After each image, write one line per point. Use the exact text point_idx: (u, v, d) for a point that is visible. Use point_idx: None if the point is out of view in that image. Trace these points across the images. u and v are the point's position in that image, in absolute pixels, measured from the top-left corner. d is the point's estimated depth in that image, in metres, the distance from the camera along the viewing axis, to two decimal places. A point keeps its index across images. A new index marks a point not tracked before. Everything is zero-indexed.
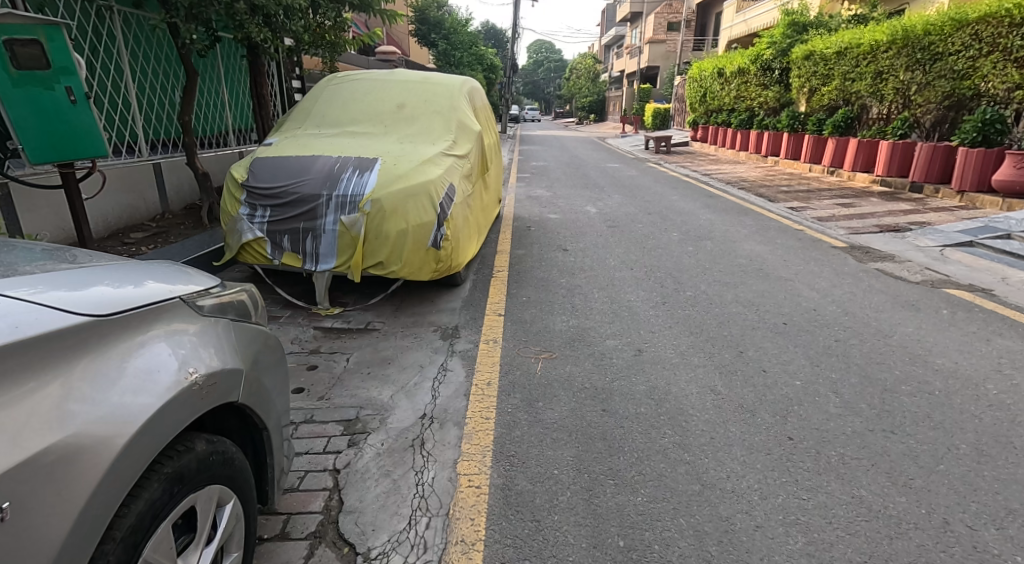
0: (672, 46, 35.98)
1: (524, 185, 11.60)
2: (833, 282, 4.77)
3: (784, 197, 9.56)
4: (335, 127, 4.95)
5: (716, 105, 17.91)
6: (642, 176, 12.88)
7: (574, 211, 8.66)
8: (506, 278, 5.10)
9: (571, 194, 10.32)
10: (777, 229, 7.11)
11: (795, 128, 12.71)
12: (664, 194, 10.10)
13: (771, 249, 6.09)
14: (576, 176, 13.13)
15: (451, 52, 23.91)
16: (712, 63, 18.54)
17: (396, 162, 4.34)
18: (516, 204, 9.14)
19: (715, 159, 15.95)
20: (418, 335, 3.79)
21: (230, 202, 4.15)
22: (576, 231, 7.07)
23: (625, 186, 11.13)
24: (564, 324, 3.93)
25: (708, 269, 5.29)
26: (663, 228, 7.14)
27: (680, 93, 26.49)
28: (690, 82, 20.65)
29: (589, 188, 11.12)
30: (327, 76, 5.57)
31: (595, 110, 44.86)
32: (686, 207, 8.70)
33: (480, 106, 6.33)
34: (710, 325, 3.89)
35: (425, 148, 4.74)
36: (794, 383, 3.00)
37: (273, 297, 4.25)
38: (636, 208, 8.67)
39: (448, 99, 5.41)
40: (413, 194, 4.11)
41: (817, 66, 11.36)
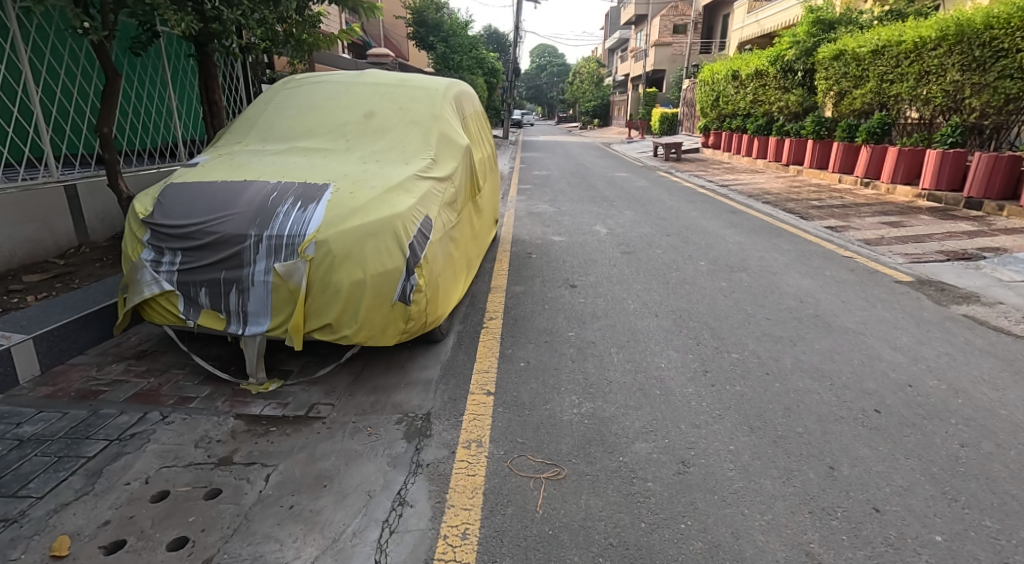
0: (679, 49, 34.99)
1: (526, 199, 10.58)
2: (916, 338, 3.75)
3: (817, 213, 8.52)
4: (283, 142, 3.94)
5: (729, 109, 16.91)
6: (654, 188, 11.85)
7: (582, 230, 7.62)
8: (500, 328, 4.07)
9: (578, 209, 9.29)
10: (821, 255, 6.07)
11: (821, 134, 11.74)
12: (683, 209, 9.07)
13: (821, 284, 5.06)
14: (583, 188, 12.10)
15: (450, 55, 22.98)
16: (725, 65, 17.49)
17: (354, 189, 3.32)
18: (515, 223, 8.13)
19: (731, 167, 14.91)
20: (375, 431, 2.76)
21: (131, 244, 3.14)
22: (585, 258, 6.05)
23: (637, 200, 10.10)
24: (575, 411, 2.90)
25: (753, 314, 4.26)
26: (687, 255, 6.11)
27: (689, 97, 25.50)
28: (701, 86, 19.59)
29: (597, 202, 10.11)
30: (282, 80, 4.56)
31: (599, 114, 43.86)
32: (708, 227, 7.67)
33: (471, 113, 5.31)
34: (774, 412, 2.86)
35: (395, 168, 3.72)
36: (930, 539, 1.97)
37: (190, 368, 3.23)
38: (653, 227, 7.64)
39: (428, 105, 4.39)
40: (374, 233, 3.09)
41: (848, 66, 10.36)
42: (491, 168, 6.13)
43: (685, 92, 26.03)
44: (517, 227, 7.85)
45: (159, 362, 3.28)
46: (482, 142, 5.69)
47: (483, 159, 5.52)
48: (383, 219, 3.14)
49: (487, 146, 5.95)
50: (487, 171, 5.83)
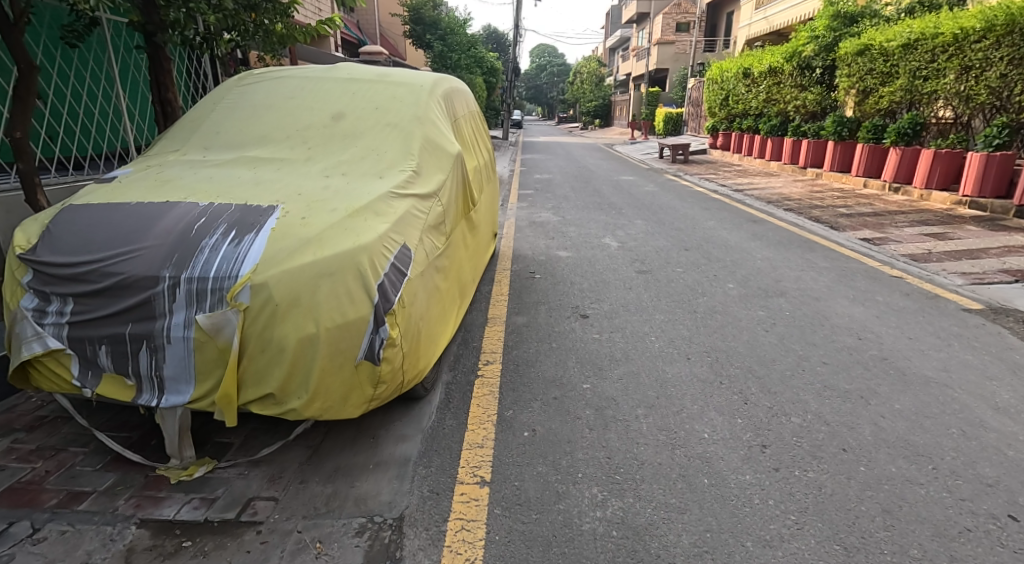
0: (683, 48, 34.29)
1: (528, 206, 9.85)
2: (1016, 391, 3.02)
3: (847, 222, 7.79)
4: (229, 150, 3.19)
5: (739, 109, 16.19)
6: (664, 193, 11.11)
7: (591, 243, 6.88)
8: (498, 378, 3.34)
9: (586, 218, 8.55)
10: (865, 274, 5.35)
11: (843, 135, 11.01)
12: (700, 218, 8.33)
13: (875, 313, 4.33)
14: (587, 193, 11.37)
15: (447, 53, 22.26)
16: (735, 63, 16.75)
17: (310, 212, 2.57)
18: (517, 235, 7.39)
19: (744, 171, 14.18)
20: (325, 549, 2.02)
21: (10, 287, 2.38)
22: (596, 279, 5.33)
23: (648, 208, 9.36)
24: (599, 516, 2.17)
25: (805, 356, 3.52)
26: (713, 276, 5.37)
27: (695, 97, 24.79)
28: (708, 85, 18.85)
29: (605, 209, 9.38)
30: (236, 75, 3.80)
31: (601, 115, 43.11)
32: (730, 240, 6.94)
33: (462, 112, 4.57)
34: (867, 513, 2.13)
35: (366, 183, 2.97)
36: None
37: (93, 447, 2.48)
38: (670, 240, 6.90)
39: (411, 104, 3.65)
40: (332, 273, 2.34)
41: (875, 62, 9.67)
42: (489, 174, 5.41)
43: (690, 92, 25.30)
44: (519, 240, 7.12)
45: (55, 437, 2.54)
46: (478, 147, 4.95)
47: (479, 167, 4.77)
48: (345, 253, 2.40)
49: (483, 149, 5.22)
50: (484, 179, 5.10)
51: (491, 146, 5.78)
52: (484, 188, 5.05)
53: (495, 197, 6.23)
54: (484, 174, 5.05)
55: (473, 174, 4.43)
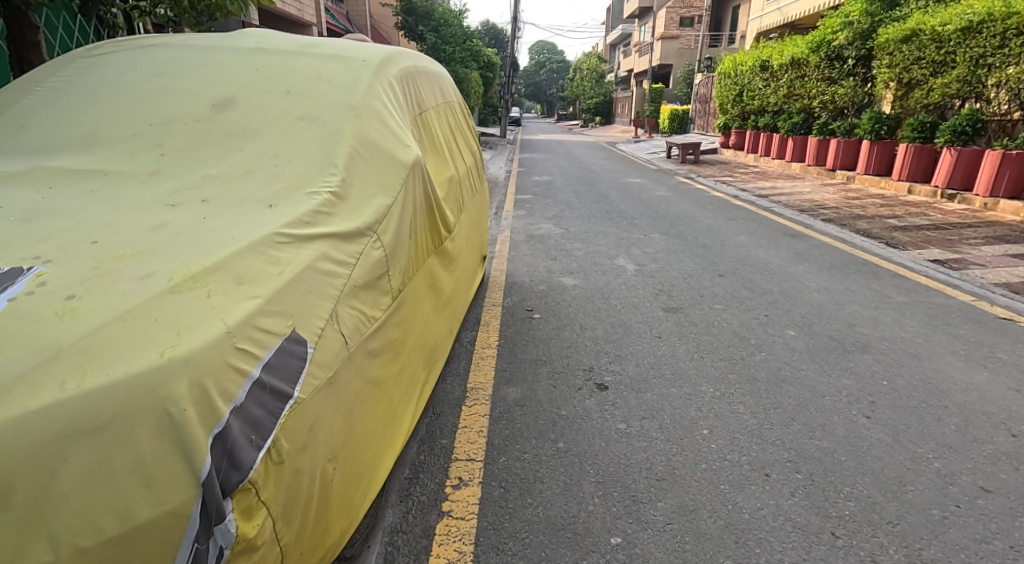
0: (687, 43, 33.02)
1: (527, 215, 8.64)
2: None
3: (904, 237, 6.59)
4: (28, 158, 1.94)
5: (755, 105, 14.99)
6: (679, 201, 9.92)
7: (602, 266, 5.66)
8: (474, 521, 2.12)
9: (593, 231, 7.33)
10: (963, 315, 4.12)
11: (881, 133, 9.81)
12: (727, 233, 7.12)
13: (1009, 382, 3.10)
14: (592, 199, 10.17)
15: (441, 46, 21.03)
16: (751, 55, 15.53)
17: (91, 281, 1.32)
18: (512, 255, 6.17)
19: (764, 173, 12.97)
20: None
21: None
22: (613, 322, 4.11)
23: (663, 218, 8.18)
24: None
25: (947, 474, 2.31)
26: (764, 318, 4.15)
27: (702, 93, 23.56)
28: (720, 79, 17.60)
29: (614, 219, 8.19)
30: (86, 45, 2.56)
31: (601, 112, 41.90)
32: (771, 262, 5.73)
33: (431, 101, 3.34)
34: None
35: (243, 214, 1.72)
36: None
37: None
38: (697, 264, 5.68)
39: (344, 87, 2.40)
40: (97, 427, 1.09)
41: (925, 50, 8.50)
42: (474, 184, 4.19)
43: (697, 88, 24.08)
44: (515, 262, 5.90)
45: None
46: (456, 149, 3.71)
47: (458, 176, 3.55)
48: (135, 379, 1.14)
49: (464, 149, 3.99)
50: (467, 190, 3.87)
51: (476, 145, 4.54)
52: (466, 203, 3.83)
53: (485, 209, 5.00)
54: (466, 182, 3.82)
55: (447, 188, 3.20)
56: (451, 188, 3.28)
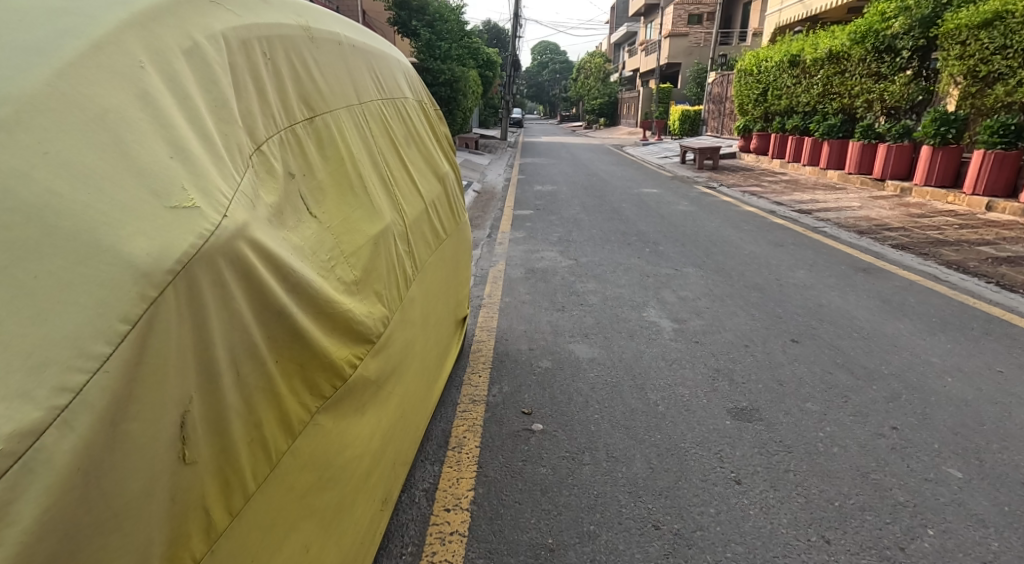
0: (697, 40, 31.55)
1: (528, 238, 7.22)
2: None
3: (1015, 273, 5.13)
4: None
5: (782, 105, 13.57)
6: (706, 219, 8.50)
7: (627, 325, 4.20)
8: None
9: (611, 265, 5.89)
10: None
11: (947, 138, 8.29)
12: (779, 268, 5.67)
13: None
14: (604, 216, 8.76)
15: (436, 42, 19.65)
16: (777, 50, 14.12)
17: None
18: (508, 304, 4.71)
19: (798, 184, 11.52)
20: None
21: None
22: (661, 443, 2.65)
23: (693, 245, 6.74)
24: None
25: None
26: (894, 435, 2.66)
27: (717, 92, 22.08)
28: (739, 77, 16.17)
29: (634, 246, 6.76)
30: None
31: (607, 113, 40.76)
32: (855, 317, 4.26)
33: (342, 93, 1.86)
34: None
35: None
36: None
37: None
38: (756, 320, 4.22)
39: (19, 45, 0.97)
40: None
41: (1013, 35, 7.14)
42: (435, 225, 2.72)
43: (711, 88, 22.58)
44: (510, 316, 4.44)
45: None
46: (397, 175, 2.24)
47: (397, 226, 2.08)
48: None
49: (415, 173, 2.51)
50: (419, 238, 2.40)
51: (443, 159, 3.07)
52: (418, 261, 2.36)
53: (464, 251, 3.54)
54: (416, 228, 2.35)
55: (368, 257, 1.73)
56: (377, 253, 1.81)
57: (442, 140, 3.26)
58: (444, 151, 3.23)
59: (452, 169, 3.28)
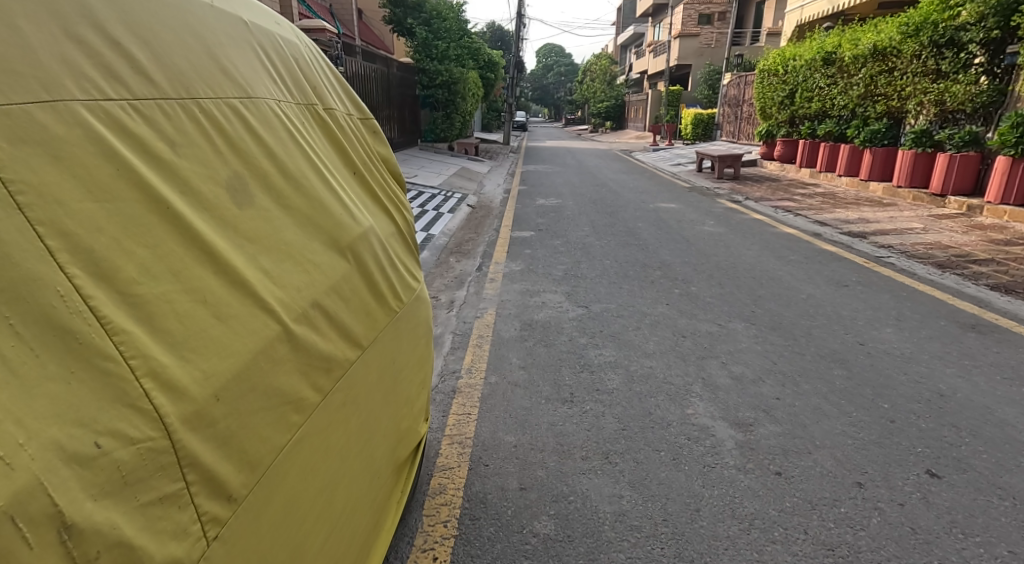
0: (707, 40, 30.24)
1: (527, 272, 5.92)
2: None
3: None
4: None
5: (813, 108, 12.24)
6: (740, 244, 7.16)
7: (667, 436, 2.86)
8: None
9: (633, 318, 4.56)
10: None
11: None
12: (854, 323, 4.32)
13: None
14: (617, 240, 7.43)
15: (432, 41, 18.42)
16: (807, 47, 12.78)
17: None
18: (495, 391, 3.38)
19: (836, 198, 10.16)
20: None
21: None
22: None
23: (732, 285, 5.42)
24: None
25: None
26: None
27: (732, 95, 20.74)
28: (761, 78, 14.83)
29: (658, 286, 5.44)
30: None
31: (612, 116, 39.51)
32: (1003, 421, 2.90)
33: None
34: None
35: None
36: None
37: None
38: (858, 427, 2.87)
39: None
40: None
41: None
42: (328, 344, 1.41)
43: (726, 89, 21.19)
44: (495, 414, 3.11)
45: None
46: (181, 274, 0.99)
47: (133, 440, 0.84)
48: None
49: (264, 249, 1.22)
50: (259, 403, 1.10)
51: (356, 202, 1.75)
52: (253, 465, 1.07)
53: (414, 343, 2.22)
54: (249, 387, 1.06)
55: None
56: None
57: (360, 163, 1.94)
58: (362, 185, 1.90)
59: (378, 216, 1.95)
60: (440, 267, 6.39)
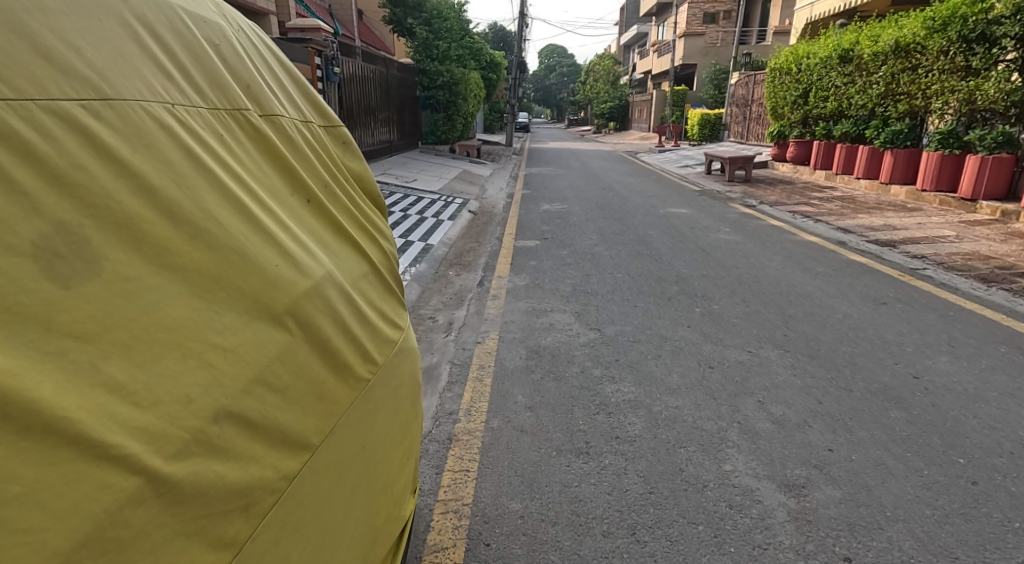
0: (713, 39, 29.68)
1: (532, 288, 5.46)
2: None
3: None
4: None
5: (829, 108, 11.76)
6: (760, 254, 6.68)
7: (704, 502, 2.40)
8: None
9: (651, 343, 4.09)
10: None
11: None
12: (902, 350, 3.84)
13: None
14: (629, 249, 6.96)
15: (433, 41, 17.94)
16: (822, 44, 12.30)
17: None
18: (498, 439, 2.92)
19: (855, 202, 9.67)
20: None
21: None
22: None
23: (757, 302, 4.94)
24: None
25: None
26: None
27: (741, 94, 20.22)
28: (773, 76, 14.34)
29: (676, 304, 4.97)
30: None
31: (616, 117, 39.00)
32: None
33: None
34: None
35: None
36: None
37: None
38: (933, 491, 2.40)
39: None
40: None
41: None
42: (223, 464, 0.96)
43: (734, 88, 20.68)
44: (497, 470, 2.65)
45: None
46: None
47: None
48: None
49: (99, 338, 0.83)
50: None
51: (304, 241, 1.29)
52: None
53: (398, 406, 1.77)
54: None
55: None
56: None
57: (320, 185, 1.49)
58: (321, 214, 1.44)
59: (344, 255, 1.48)
60: (438, 281, 5.92)
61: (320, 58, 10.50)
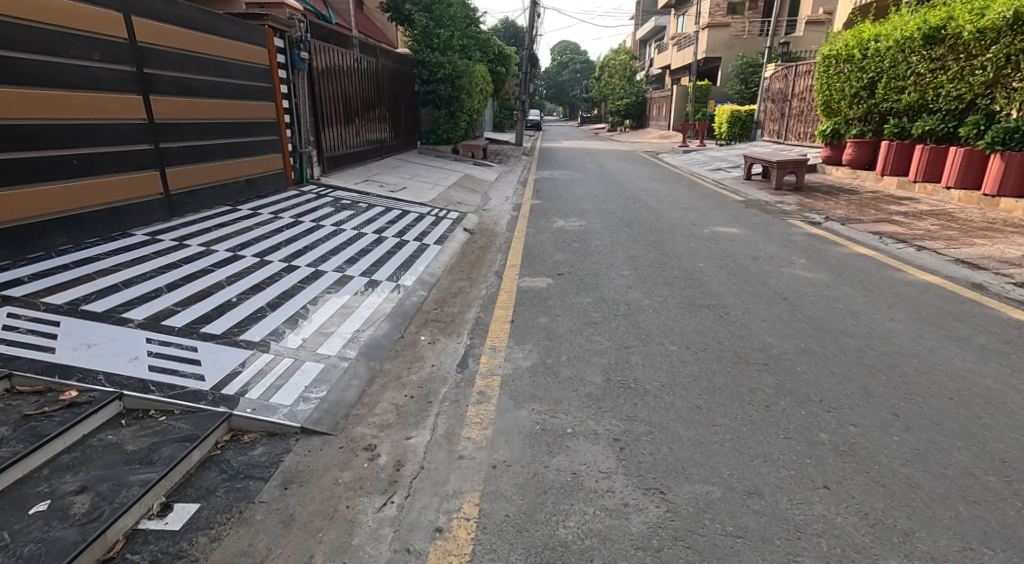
0: (738, 31, 27.47)
1: (543, 379, 3.49)
2: None
3: None
4: None
5: (906, 101, 9.71)
6: (870, 307, 4.66)
7: None
8: None
9: (772, 551, 2.10)
10: None
11: None
12: None
13: None
14: (678, 299, 4.96)
15: (434, 29, 15.90)
16: (893, 24, 10.23)
17: None
18: None
19: (956, 220, 7.62)
20: None
21: None
22: None
23: (925, 422, 2.92)
24: None
25: None
26: None
27: (777, 89, 18.09)
28: (822, 66, 12.25)
29: (783, 424, 2.96)
30: None
31: (633, 114, 36.86)
32: None
33: None
34: None
35: None
36: None
37: None
38: None
39: None
40: None
41: None
42: None
43: (769, 82, 18.56)
44: None
45: None
46: None
47: None
48: None
49: None
50: None
51: None
52: None
53: None
54: None
55: None
56: None
57: None
58: None
59: None
60: (401, 355, 3.94)
61: (283, 41, 8.56)
